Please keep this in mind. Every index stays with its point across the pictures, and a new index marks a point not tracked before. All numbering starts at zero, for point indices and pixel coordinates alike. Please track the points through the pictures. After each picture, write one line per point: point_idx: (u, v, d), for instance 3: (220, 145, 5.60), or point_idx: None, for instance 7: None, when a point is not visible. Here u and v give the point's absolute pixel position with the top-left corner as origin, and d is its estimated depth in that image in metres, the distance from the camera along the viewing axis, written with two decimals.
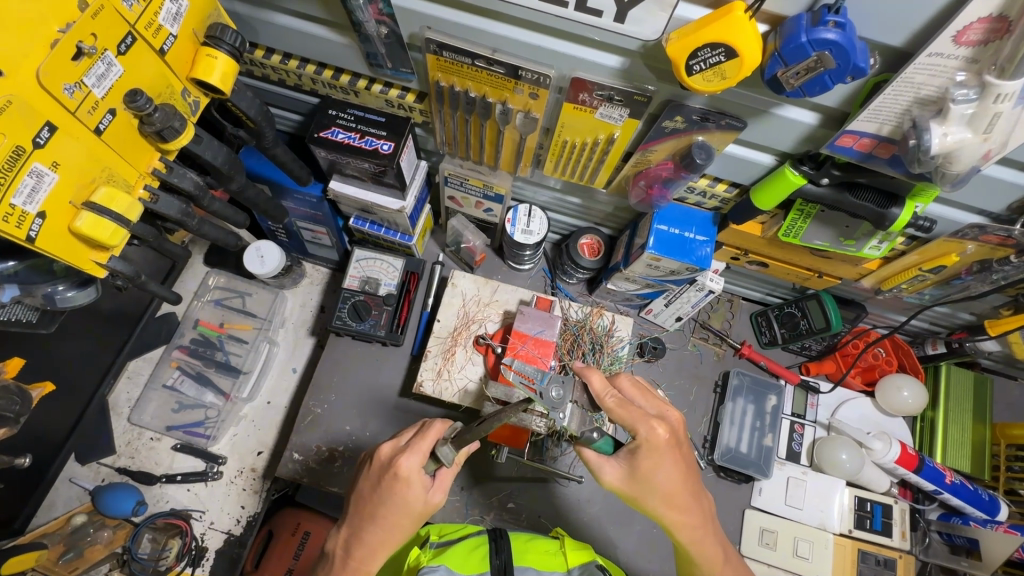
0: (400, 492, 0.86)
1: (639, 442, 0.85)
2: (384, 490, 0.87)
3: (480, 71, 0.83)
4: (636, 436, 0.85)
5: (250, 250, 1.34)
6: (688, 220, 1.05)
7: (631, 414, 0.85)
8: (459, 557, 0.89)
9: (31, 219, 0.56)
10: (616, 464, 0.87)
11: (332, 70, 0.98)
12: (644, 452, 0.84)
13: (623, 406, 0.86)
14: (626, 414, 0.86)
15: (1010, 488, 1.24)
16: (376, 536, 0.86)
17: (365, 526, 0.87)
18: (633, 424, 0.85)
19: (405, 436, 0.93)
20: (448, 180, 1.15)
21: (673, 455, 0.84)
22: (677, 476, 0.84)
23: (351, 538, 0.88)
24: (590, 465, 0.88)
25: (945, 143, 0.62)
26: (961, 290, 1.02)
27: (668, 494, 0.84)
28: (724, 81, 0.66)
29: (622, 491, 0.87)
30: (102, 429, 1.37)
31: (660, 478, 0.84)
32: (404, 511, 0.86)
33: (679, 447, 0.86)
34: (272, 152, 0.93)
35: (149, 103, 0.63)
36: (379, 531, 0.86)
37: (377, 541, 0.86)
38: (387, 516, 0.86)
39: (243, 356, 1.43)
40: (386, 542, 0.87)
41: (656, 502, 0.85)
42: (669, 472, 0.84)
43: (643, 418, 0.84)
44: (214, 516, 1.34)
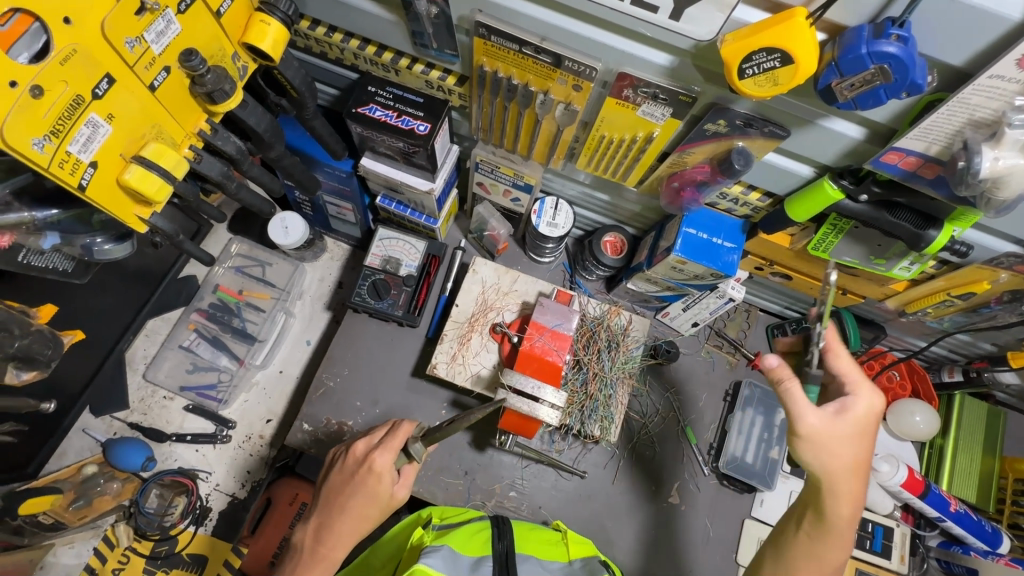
0: (370, 486, 0.88)
1: (853, 399, 0.80)
2: (354, 481, 0.89)
3: (526, 58, 0.83)
4: (855, 393, 0.80)
5: (276, 220, 1.37)
6: (716, 226, 1.04)
7: (856, 379, 0.81)
8: (461, 539, 0.89)
9: (84, 167, 0.57)
10: (824, 422, 0.79)
11: (376, 47, 0.98)
12: (849, 413, 0.79)
13: (847, 365, 0.82)
14: (846, 372, 0.82)
15: (1013, 522, 1.23)
16: (348, 523, 0.88)
17: (336, 517, 0.88)
18: (854, 384, 0.81)
19: (376, 436, 0.94)
20: (479, 166, 1.15)
21: (869, 432, 0.81)
22: (855, 454, 0.80)
23: (316, 528, 0.89)
24: (789, 406, 0.79)
25: (995, 168, 0.62)
26: (987, 319, 1.01)
27: (850, 462, 0.79)
28: (775, 87, 0.65)
29: (806, 440, 0.79)
30: (118, 383, 1.39)
31: (843, 441, 0.79)
32: (377, 505, 0.88)
33: (870, 429, 0.81)
34: (312, 123, 0.93)
35: (203, 64, 0.64)
36: (351, 518, 0.88)
37: (346, 527, 0.88)
38: (356, 508, 0.88)
39: (259, 325, 1.46)
40: (356, 529, 0.88)
41: (824, 470, 0.79)
42: (851, 429, 0.79)
43: (865, 383, 0.81)
44: (220, 478, 1.36)
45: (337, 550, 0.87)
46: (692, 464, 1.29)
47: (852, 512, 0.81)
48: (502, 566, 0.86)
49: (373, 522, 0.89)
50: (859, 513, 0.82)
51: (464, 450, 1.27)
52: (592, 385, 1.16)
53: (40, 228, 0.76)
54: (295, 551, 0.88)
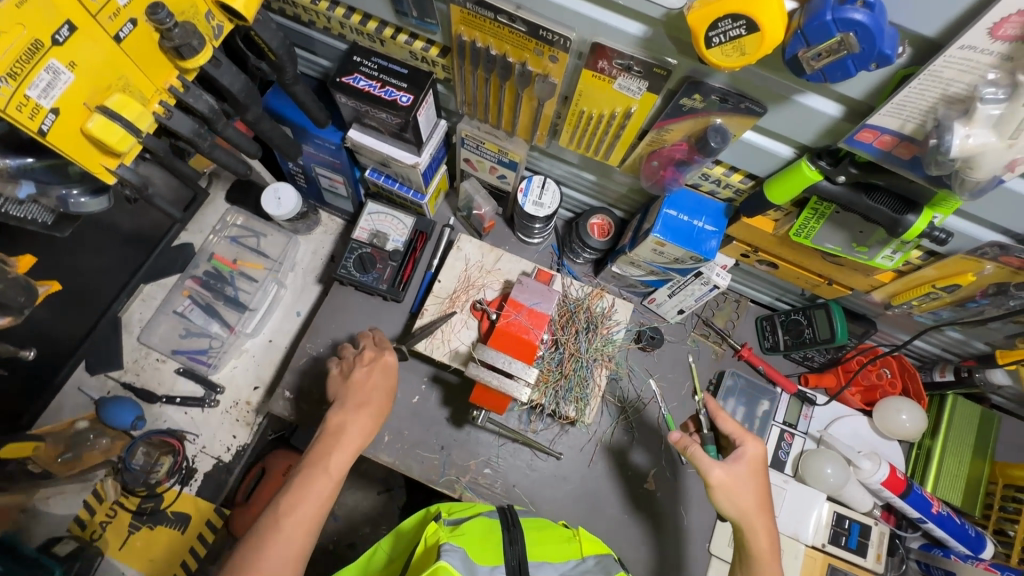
0: (392, 364, 1.08)
1: (741, 451, 0.95)
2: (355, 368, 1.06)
3: (503, 27, 0.82)
4: (742, 444, 0.96)
5: (268, 191, 1.39)
6: (699, 209, 1.02)
7: (741, 430, 0.97)
8: (474, 543, 0.88)
9: (44, 113, 0.58)
10: (725, 470, 0.92)
11: (361, 16, 0.99)
12: (743, 464, 0.94)
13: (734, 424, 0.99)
14: (733, 428, 0.98)
15: (999, 528, 1.20)
16: (365, 398, 1.02)
17: (365, 394, 1.03)
18: (740, 436, 0.97)
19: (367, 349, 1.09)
20: (465, 141, 1.15)
21: (762, 475, 0.95)
22: (757, 495, 0.93)
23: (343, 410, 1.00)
24: (697, 464, 0.93)
25: (966, 146, 0.59)
26: (975, 316, 0.98)
27: (749, 505, 0.91)
28: (743, 57, 0.64)
29: (715, 490, 0.92)
30: (113, 343, 1.44)
31: (743, 486, 0.92)
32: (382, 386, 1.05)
33: (764, 473, 0.96)
34: (293, 89, 0.94)
35: (169, 17, 0.65)
36: (366, 396, 1.02)
37: (363, 406, 1.01)
38: (383, 382, 1.06)
39: (251, 294, 1.47)
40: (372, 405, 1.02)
41: (733, 512, 0.92)
42: (748, 476, 0.93)
43: (749, 434, 0.97)
44: (206, 441, 1.40)
45: (363, 422, 1.00)
46: (670, 451, 1.28)
47: (770, 542, 0.92)
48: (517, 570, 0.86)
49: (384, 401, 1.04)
50: (778, 542, 0.93)
51: (442, 425, 1.28)
52: (568, 364, 1.16)
53: (18, 178, 0.78)
54: (331, 431, 0.98)
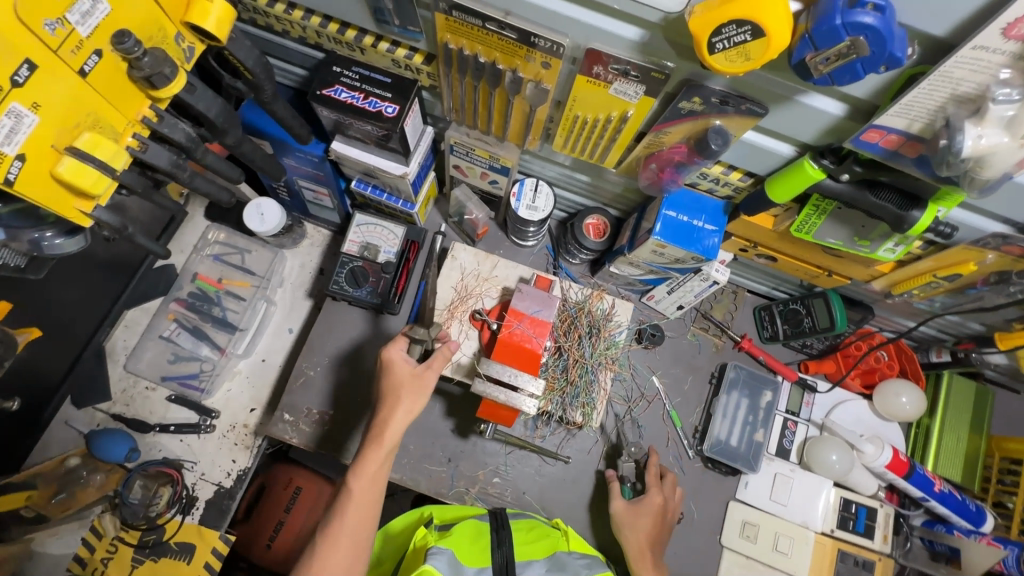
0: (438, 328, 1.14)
1: (647, 496, 1.13)
2: (386, 350, 1.02)
3: (491, 35, 0.78)
4: (649, 491, 1.14)
5: (251, 207, 1.34)
6: (698, 207, 1.01)
7: (654, 479, 1.16)
8: (465, 547, 0.95)
9: (9, 161, 0.54)
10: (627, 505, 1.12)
11: (338, 24, 0.94)
12: (643, 506, 1.12)
13: (655, 475, 1.17)
14: (654, 481, 1.16)
15: (998, 501, 1.23)
16: (410, 375, 0.99)
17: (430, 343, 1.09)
18: (651, 484, 1.15)
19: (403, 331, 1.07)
20: (454, 148, 1.11)
21: (656, 520, 1.11)
22: (646, 536, 1.09)
23: (388, 391, 0.99)
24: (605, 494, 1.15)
25: (978, 147, 0.58)
26: (975, 301, 0.98)
27: (638, 542, 1.08)
28: (747, 62, 0.61)
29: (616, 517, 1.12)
30: (99, 375, 1.39)
31: (639, 523, 1.10)
32: (430, 365, 1.01)
33: (659, 524, 1.12)
34: (272, 107, 0.89)
35: (137, 46, 0.60)
36: (410, 372, 0.99)
37: (410, 382, 0.98)
38: None
39: (240, 313, 1.44)
40: (419, 380, 0.99)
41: (628, 543, 1.08)
42: (647, 520, 1.10)
43: (657, 486, 1.14)
44: (205, 468, 1.36)
45: (413, 399, 0.97)
46: (676, 447, 1.29)
47: None
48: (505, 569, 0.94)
49: (432, 374, 1.00)
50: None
51: (447, 437, 1.26)
52: (573, 371, 1.15)
53: None
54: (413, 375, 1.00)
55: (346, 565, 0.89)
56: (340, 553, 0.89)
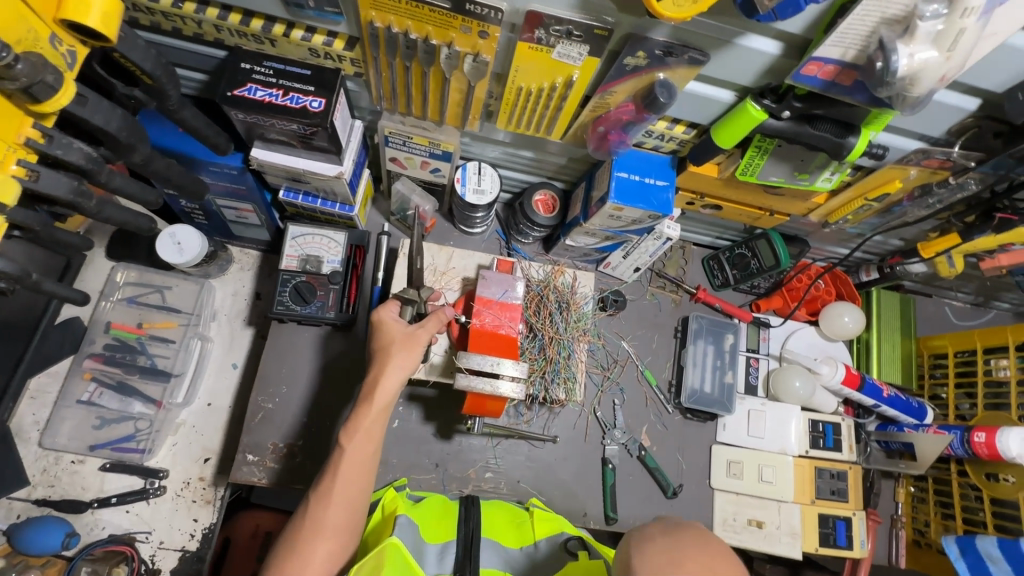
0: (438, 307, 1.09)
1: None
2: (378, 311, 1.00)
3: (420, 7, 0.73)
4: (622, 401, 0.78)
5: (164, 238, 1.19)
6: (647, 166, 1.02)
7: None
8: (429, 525, 0.87)
9: None
10: None
11: (240, 15, 0.84)
12: None
13: None
14: None
15: (934, 393, 1.38)
16: (402, 332, 0.96)
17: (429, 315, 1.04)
18: None
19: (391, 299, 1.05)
20: (389, 139, 1.04)
21: None
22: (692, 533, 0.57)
23: (379, 349, 0.96)
24: None
25: (911, 64, 0.63)
26: (899, 217, 1.08)
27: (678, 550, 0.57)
28: (694, 6, 0.62)
29: None
30: (9, 460, 1.19)
31: None
32: (423, 324, 0.97)
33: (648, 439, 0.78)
34: (180, 115, 0.78)
35: (6, 50, 0.50)
36: (402, 331, 0.97)
37: (402, 339, 0.96)
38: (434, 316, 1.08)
39: (172, 358, 1.29)
40: (410, 339, 0.96)
41: None
42: None
43: None
44: (163, 535, 1.21)
45: (406, 355, 0.94)
46: (656, 405, 1.32)
47: None
48: (464, 551, 0.81)
49: (426, 334, 0.96)
50: None
51: (431, 442, 1.21)
52: (551, 349, 1.14)
53: None
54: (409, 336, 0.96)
55: (344, 524, 0.85)
56: (335, 511, 0.85)
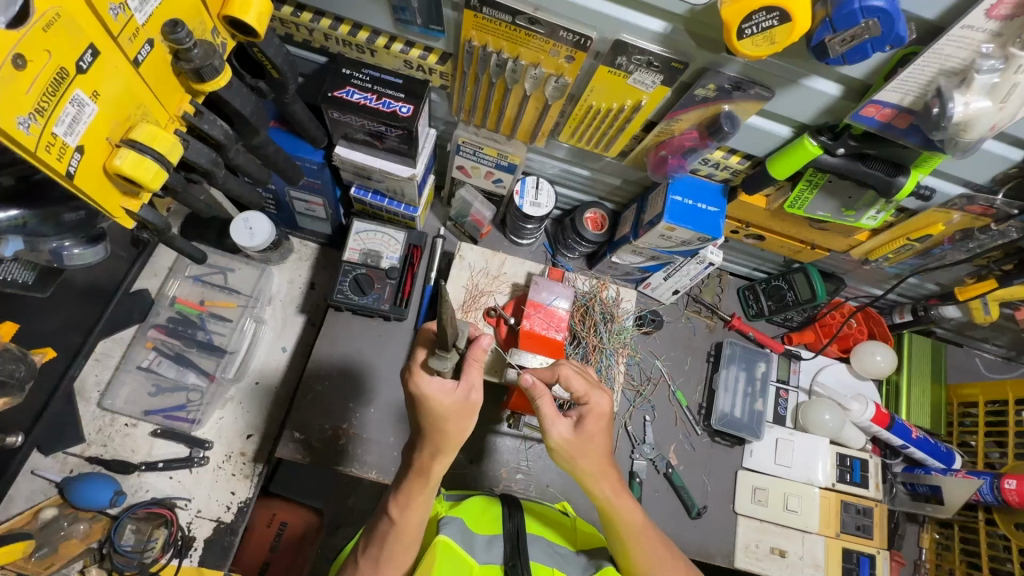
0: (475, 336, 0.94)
1: (588, 408, 0.88)
2: (416, 384, 0.81)
3: (518, 30, 0.82)
4: (587, 402, 0.88)
5: (238, 222, 1.28)
6: (700, 192, 1.08)
7: (587, 384, 0.89)
8: (474, 518, 0.91)
9: (70, 152, 0.53)
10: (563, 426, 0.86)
11: (349, 26, 0.94)
12: (592, 417, 0.87)
13: (582, 374, 0.91)
14: (581, 385, 0.89)
15: (963, 441, 1.39)
16: (454, 404, 0.81)
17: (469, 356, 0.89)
18: (587, 392, 0.88)
19: (419, 354, 0.85)
20: (461, 148, 1.13)
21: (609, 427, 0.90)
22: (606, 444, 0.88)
23: (429, 429, 0.82)
24: (540, 416, 0.85)
25: (966, 112, 0.69)
26: (937, 260, 1.13)
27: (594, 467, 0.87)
28: (771, 46, 0.69)
29: (559, 448, 0.85)
30: (69, 416, 1.25)
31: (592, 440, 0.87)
32: (473, 384, 0.83)
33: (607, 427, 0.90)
34: (291, 108, 0.87)
35: (189, 36, 0.60)
36: (453, 403, 0.81)
37: (455, 411, 0.81)
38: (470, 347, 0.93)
39: (226, 336, 1.37)
40: (464, 405, 0.82)
41: (592, 476, 0.87)
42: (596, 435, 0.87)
43: (593, 387, 0.89)
44: (201, 504, 1.26)
45: (461, 425, 0.82)
46: (685, 426, 1.35)
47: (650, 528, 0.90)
48: (513, 545, 0.86)
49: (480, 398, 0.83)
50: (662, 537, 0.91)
51: (467, 438, 1.25)
52: (593, 357, 1.19)
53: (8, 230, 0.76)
54: (462, 408, 0.81)
55: None
56: None
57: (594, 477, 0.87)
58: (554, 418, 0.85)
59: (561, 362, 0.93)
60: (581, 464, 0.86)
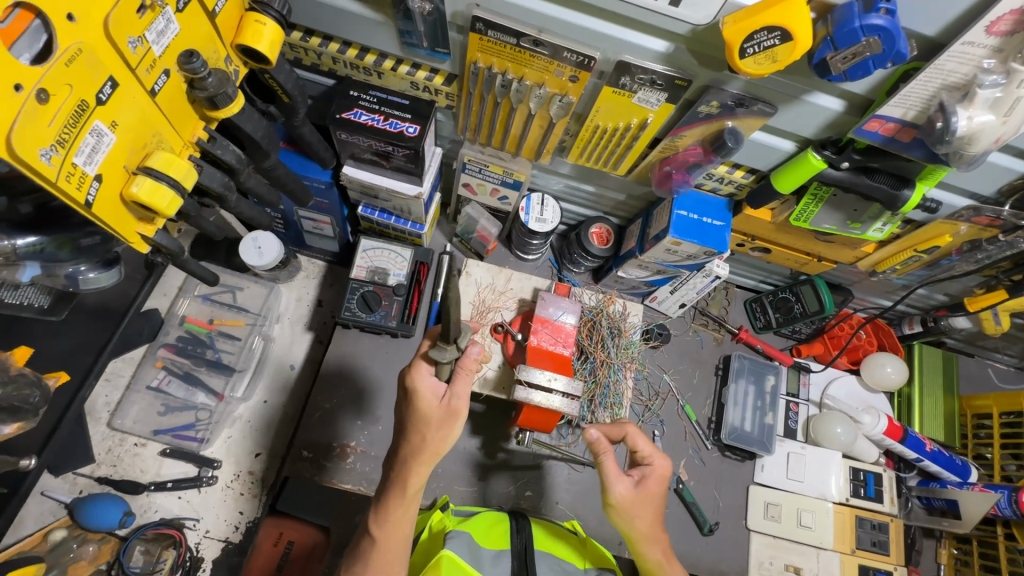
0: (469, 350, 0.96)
1: (649, 468, 0.90)
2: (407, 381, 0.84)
3: (523, 52, 0.84)
4: (650, 463, 0.90)
5: (248, 242, 1.30)
6: (704, 206, 1.09)
7: (653, 446, 0.92)
8: (482, 531, 0.91)
9: (89, 181, 0.54)
10: (624, 485, 0.88)
11: (357, 50, 0.96)
12: (653, 478, 0.89)
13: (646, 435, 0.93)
14: (645, 446, 0.91)
15: (978, 453, 1.37)
16: (439, 408, 0.83)
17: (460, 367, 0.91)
18: (651, 454, 0.91)
19: (422, 345, 0.87)
20: (467, 166, 1.14)
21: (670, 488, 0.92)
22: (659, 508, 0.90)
23: (411, 433, 0.84)
24: (604, 473, 0.87)
25: (970, 125, 0.70)
26: (945, 271, 1.13)
27: (645, 530, 0.88)
28: (773, 64, 0.70)
29: (618, 504, 0.87)
30: (80, 436, 1.26)
31: (648, 504, 0.88)
32: (458, 392, 0.85)
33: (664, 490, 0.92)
34: (301, 131, 0.89)
35: (204, 66, 0.62)
36: (438, 407, 0.83)
37: (439, 416, 0.83)
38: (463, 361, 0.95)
39: (235, 354, 1.38)
40: (448, 412, 0.84)
41: (643, 534, 0.88)
42: (654, 495, 0.89)
43: (658, 449, 0.92)
44: (210, 524, 1.25)
45: (441, 433, 0.83)
46: (694, 440, 1.34)
47: None
48: (521, 562, 0.88)
49: (464, 406, 0.85)
50: None
51: (475, 456, 1.24)
52: (601, 371, 1.19)
53: (25, 256, 0.78)
54: (444, 414, 0.83)
55: None
56: None
57: (645, 538, 0.88)
58: (615, 478, 0.87)
59: (627, 421, 0.95)
60: (636, 525, 0.88)
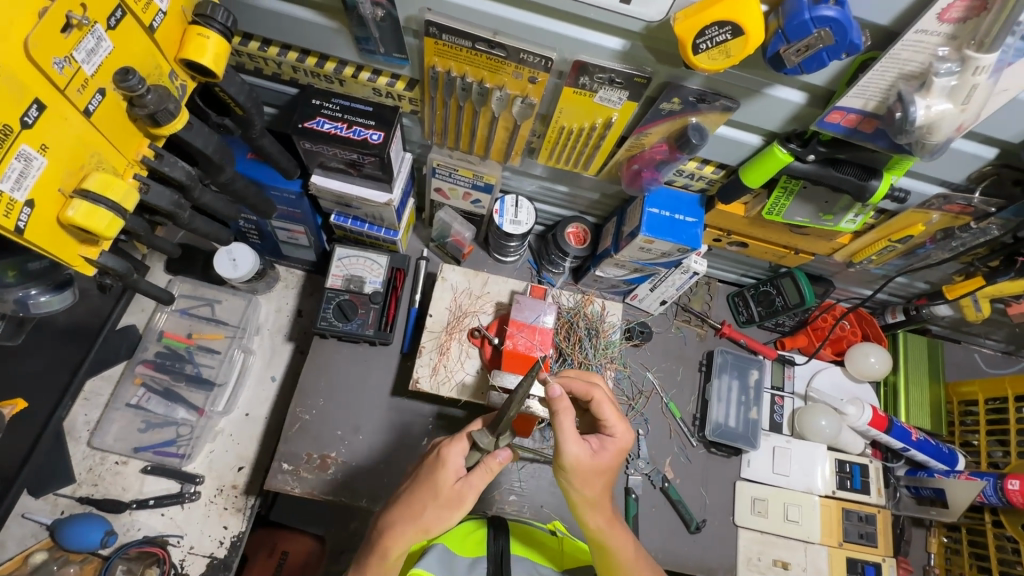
0: None
1: (610, 437, 0.87)
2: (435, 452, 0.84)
3: (479, 55, 0.82)
4: (611, 431, 0.87)
5: (222, 255, 1.29)
6: (676, 203, 1.08)
7: (616, 414, 0.88)
8: (457, 540, 0.91)
9: (19, 207, 0.54)
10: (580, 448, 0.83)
11: (316, 58, 0.95)
12: (609, 443, 0.86)
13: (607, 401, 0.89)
14: (604, 412, 0.88)
15: (965, 440, 1.36)
16: (448, 489, 0.83)
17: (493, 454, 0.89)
18: (614, 420, 0.87)
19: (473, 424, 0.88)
20: (437, 171, 1.13)
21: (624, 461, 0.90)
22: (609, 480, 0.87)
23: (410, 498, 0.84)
24: (559, 432, 0.81)
25: (929, 114, 0.69)
26: (922, 260, 1.12)
27: (589, 496, 0.86)
28: (727, 59, 0.69)
29: (570, 465, 0.83)
30: (60, 456, 1.25)
31: (601, 472, 0.85)
32: (470, 480, 0.83)
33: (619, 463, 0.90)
34: (260, 143, 0.88)
35: (141, 83, 0.61)
36: (449, 487, 0.83)
37: (445, 496, 0.83)
38: None
39: (215, 368, 1.36)
40: (454, 497, 0.83)
41: (588, 501, 0.87)
42: (605, 465, 0.85)
43: (620, 417, 0.88)
44: (193, 540, 1.24)
45: (436, 516, 0.83)
46: (679, 437, 1.33)
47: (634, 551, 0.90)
48: (496, 567, 0.87)
49: (471, 497, 0.84)
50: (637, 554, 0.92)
51: None
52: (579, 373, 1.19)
53: None
54: (449, 496, 0.83)
55: None
56: None
57: (590, 503, 0.87)
58: (572, 440, 0.82)
59: (595, 383, 0.89)
60: (585, 493, 0.86)
